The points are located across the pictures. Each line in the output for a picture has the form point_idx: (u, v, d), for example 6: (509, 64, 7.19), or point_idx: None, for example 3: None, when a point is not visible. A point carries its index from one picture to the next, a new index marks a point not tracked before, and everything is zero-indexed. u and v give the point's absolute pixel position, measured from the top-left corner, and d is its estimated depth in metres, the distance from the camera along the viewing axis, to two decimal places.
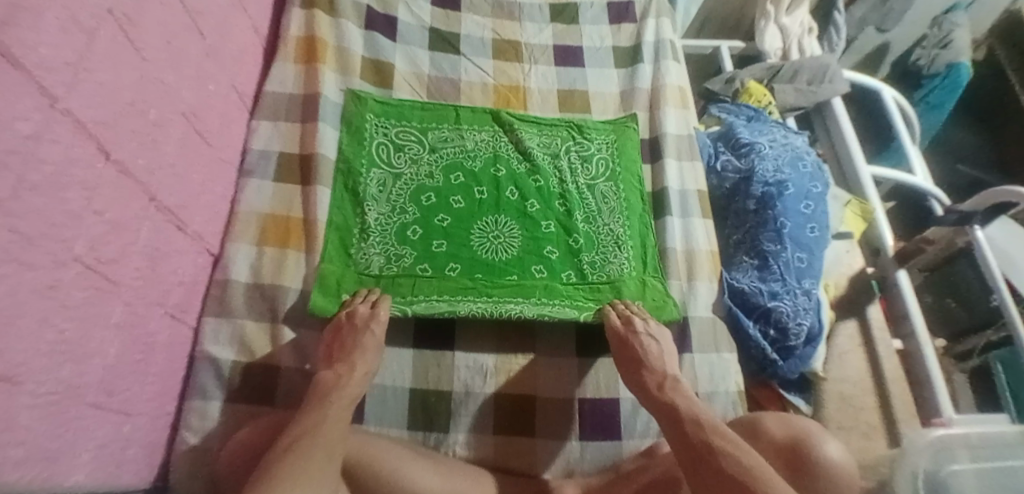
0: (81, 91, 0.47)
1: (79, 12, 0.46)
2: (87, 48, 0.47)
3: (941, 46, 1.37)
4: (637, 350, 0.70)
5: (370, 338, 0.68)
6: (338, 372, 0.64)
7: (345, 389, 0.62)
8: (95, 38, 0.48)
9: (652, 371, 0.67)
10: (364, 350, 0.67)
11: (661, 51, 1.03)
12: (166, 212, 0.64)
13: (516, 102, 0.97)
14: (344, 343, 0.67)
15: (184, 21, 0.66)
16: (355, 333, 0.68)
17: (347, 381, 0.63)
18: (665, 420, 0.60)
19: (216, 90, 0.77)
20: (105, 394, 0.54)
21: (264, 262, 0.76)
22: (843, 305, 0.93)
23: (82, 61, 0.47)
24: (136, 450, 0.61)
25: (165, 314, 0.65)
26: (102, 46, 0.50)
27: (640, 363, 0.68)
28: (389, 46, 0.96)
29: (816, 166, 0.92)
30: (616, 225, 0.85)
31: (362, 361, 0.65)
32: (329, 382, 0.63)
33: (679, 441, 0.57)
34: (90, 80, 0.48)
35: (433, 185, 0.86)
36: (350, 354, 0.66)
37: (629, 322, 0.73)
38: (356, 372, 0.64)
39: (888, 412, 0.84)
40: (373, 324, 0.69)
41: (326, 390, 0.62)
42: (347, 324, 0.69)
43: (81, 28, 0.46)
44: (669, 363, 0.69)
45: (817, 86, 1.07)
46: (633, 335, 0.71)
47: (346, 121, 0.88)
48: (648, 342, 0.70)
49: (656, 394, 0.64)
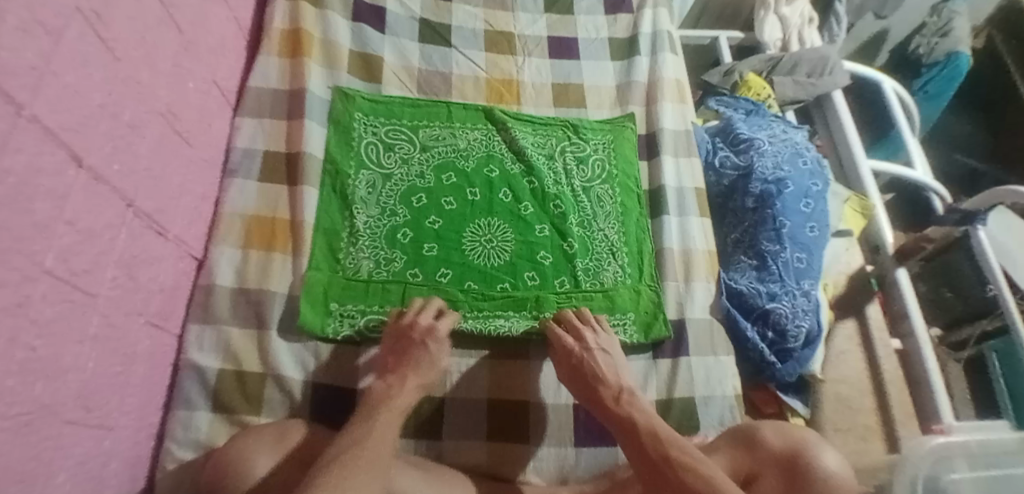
0: (47, 95, 0.44)
1: (43, 11, 0.43)
2: (52, 49, 0.44)
3: (940, 35, 1.34)
4: (592, 367, 0.67)
5: (429, 355, 0.67)
6: (390, 383, 0.64)
7: (396, 401, 0.62)
8: (61, 39, 0.45)
9: (607, 385, 0.65)
10: (418, 363, 0.66)
11: (658, 42, 1.00)
12: (145, 218, 0.62)
13: (509, 96, 0.94)
14: (401, 354, 0.67)
15: (158, 15, 0.63)
16: (419, 346, 0.67)
17: (398, 394, 0.63)
18: (626, 435, 0.60)
19: (195, 87, 0.73)
20: (83, 409, 0.52)
21: (249, 265, 0.74)
22: (842, 305, 0.93)
23: (48, 64, 0.44)
24: (118, 465, 0.60)
25: (146, 323, 0.63)
26: (69, 46, 0.47)
27: (594, 380, 0.66)
28: (378, 39, 0.93)
29: (816, 162, 0.90)
30: (611, 230, 0.84)
31: (417, 377, 0.65)
32: (381, 393, 0.63)
33: (642, 461, 0.58)
34: (56, 83, 0.45)
35: (424, 186, 0.83)
36: (404, 367, 0.66)
37: (579, 338, 0.70)
38: (408, 385, 0.64)
39: (886, 414, 0.84)
40: (435, 341, 0.68)
41: (378, 401, 0.62)
42: (409, 336, 0.68)
43: (46, 28, 0.43)
44: (623, 374, 0.68)
45: (818, 78, 1.04)
46: (586, 354, 0.68)
47: (334, 119, 0.85)
48: (601, 356, 0.68)
49: (614, 410, 0.63)
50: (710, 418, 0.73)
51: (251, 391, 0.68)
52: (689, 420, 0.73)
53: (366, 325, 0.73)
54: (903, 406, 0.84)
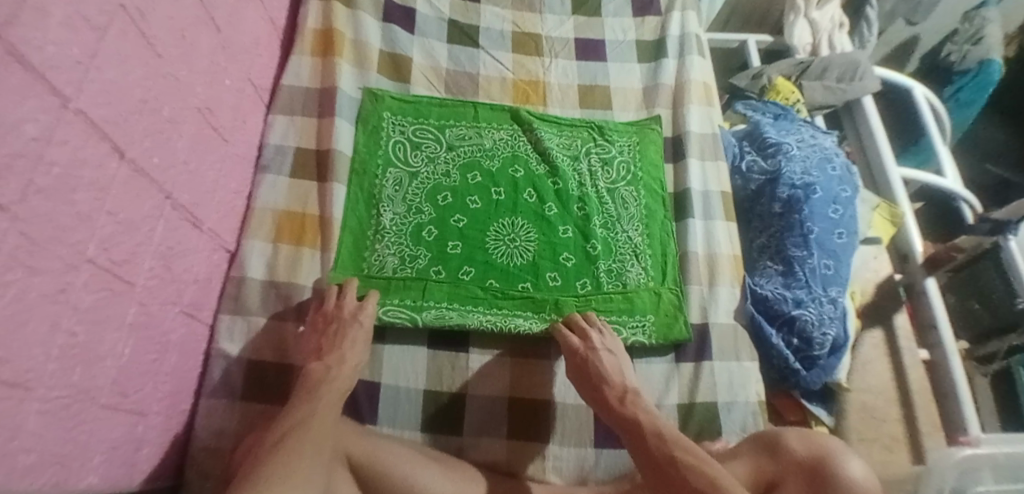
0: (91, 90, 0.45)
1: (89, 8, 0.45)
2: (97, 46, 0.46)
3: (972, 42, 1.31)
4: (597, 367, 0.68)
5: (359, 328, 0.68)
6: (328, 363, 0.63)
7: (336, 381, 0.62)
8: (106, 36, 0.47)
9: (612, 385, 0.66)
10: (354, 342, 0.66)
11: (686, 45, 1.00)
12: (181, 211, 0.63)
13: (535, 97, 0.95)
14: (333, 336, 0.66)
15: (197, 14, 0.65)
16: (349, 325, 0.68)
17: (337, 373, 0.63)
18: (628, 433, 0.60)
19: (231, 85, 0.75)
20: (118, 394, 0.54)
21: (278, 259, 0.75)
22: (870, 313, 0.91)
23: (93, 60, 0.46)
24: (151, 449, 0.62)
25: (180, 312, 0.65)
26: (113, 43, 0.48)
27: (598, 379, 0.67)
28: (407, 39, 0.94)
29: (844, 169, 0.89)
30: (634, 232, 0.84)
31: (352, 354, 0.65)
32: (320, 375, 0.62)
33: (646, 461, 0.57)
34: (100, 78, 0.47)
35: (449, 185, 0.84)
36: (339, 346, 0.65)
37: (585, 338, 0.71)
38: (346, 365, 0.64)
39: (912, 425, 0.82)
40: (362, 319, 0.69)
41: (317, 382, 0.61)
42: (339, 317, 0.68)
43: (92, 25, 0.45)
44: (628, 376, 0.68)
45: (847, 83, 1.03)
46: (591, 353, 0.69)
47: (363, 118, 0.86)
48: (606, 357, 0.69)
49: (618, 410, 0.63)
50: (733, 423, 0.73)
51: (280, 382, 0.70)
52: (709, 425, 0.72)
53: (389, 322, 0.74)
54: (929, 418, 0.82)
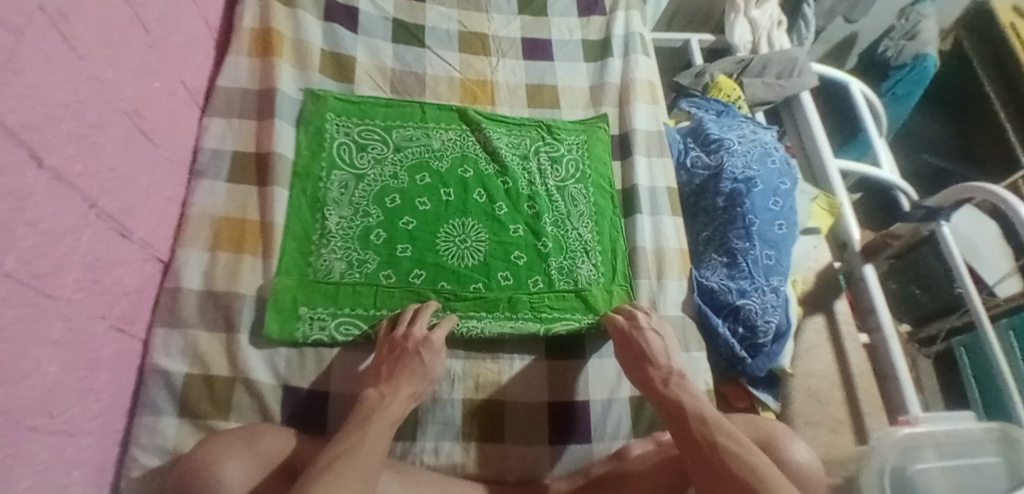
0: (10, 94, 0.42)
1: (7, 8, 0.42)
2: (15, 48, 0.43)
3: (908, 38, 1.38)
4: (642, 345, 0.69)
5: (422, 364, 0.66)
6: (382, 393, 0.63)
7: (388, 412, 0.61)
8: (25, 37, 0.44)
9: (657, 367, 0.66)
10: (410, 374, 0.65)
11: (631, 44, 1.02)
12: (109, 220, 0.60)
13: (483, 97, 0.94)
14: (395, 365, 0.66)
15: (123, 13, 0.62)
16: (408, 358, 0.66)
17: (391, 404, 0.62)
18: (669, 413, 0.61)
19: (162, 86, 0.72)
20: (45, 416, 0.51)
21: (217, 268, 0.72)
22: (811, 300, 0.94)
23: (11, 63, 0.43)
24: (83, 472, 0.58)
25: (110, 327, 0.62)
26: (32, 44, 0.46)
27: (644, 358, 0.68)
28: (350, 39, 0.92)
29: (784, 162, 0.92)
30: (584, 229, 0.84)
31: (409, 387, 0.64)
32: (375, 404, 0.62)
33: (684, 441, 0.58)
34: (18, 82, 0.44)
35: (398, 186, 0.83)
36: (396, 377, 0.65)
37: (635, 318, 0.72)
38: (401, 397, 0.63)
39: (855, 407, 0.86)
40: (426, 353, 0.67)
41: (369, 413, 0.60)
42: (400, 347, 0.68)
43: (11, 25, 0.42)
44: (674, 359, 0.68)
45: (786, 80, 1.06)
46: (639, 331, 0.70)
47: (305, 121, 0.84)
48: (655, 338, 0.69)
49: (662, 391, 0.63)
50: None
51: (220, 394, 0.67)
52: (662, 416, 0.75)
53: (336, 328, 0.72)
54: (870, 399, 0.86)
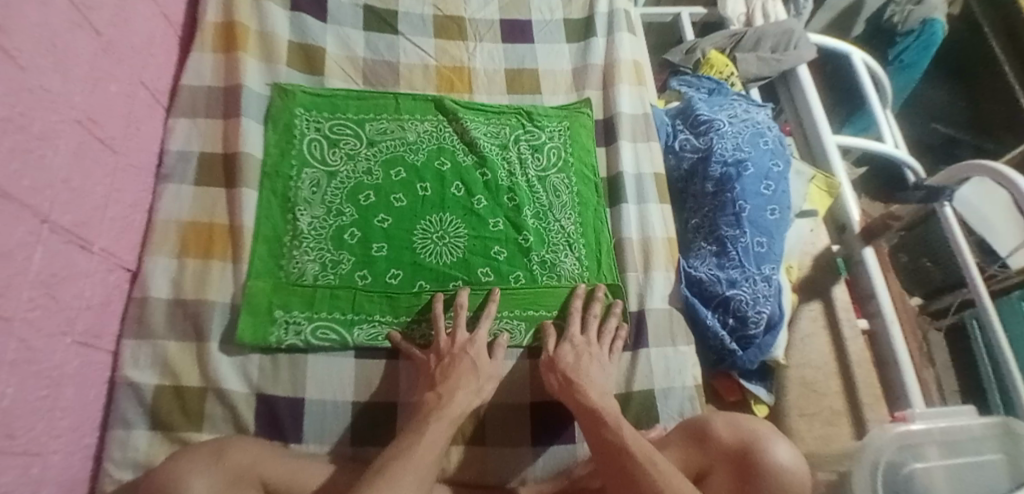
0: None
1: None
2: None
3: (915, 2, 1.31)
4: (587, 369, 0.67)
5: (471, 363, 0.67)
6: (440, 393, 0.63)
7: (448, 409, 0.61)
8: None
9: (594, 386, 0.65)
10: (465, 374, 0.65)
11: (615, 22, 0.96)
12: (64, 233, 0.58)
13: (460, 85, 0.90)
14: (446, 370, 0.66)
15: (71, 17, 0.58)
16: (461, 359, 0.67)
17: (449, 402, 0.62)
18: (590, 424, 0.61)
19: (117, 88, 0.69)
20: (6, 438, 0.49)
21: (185, 275, 0.70)
22: (806, 287, 0.91)
23: None
24: (51, 490, 0.57)
25: (73, 343, 0.60)
26: None
27: (583, 376, 0.66)
28: (319, 28, 0.88)
29: (778, 142, 0.87)
30: (567, 221, 0.81)
31: (467, 386, 0.64)
32: (432, 405, 0.62)
33: (606, 455, 0.58)
34: None
35: (372, 183, 0.80)
36: (451, 378, 0.65)
37: (588, 340, 0.70)
38: (458, 397, 0.63)
39: (853, 397, 0.83)
40: (477, 354, 0.68)
41: (428, 413, 0.61)
42: (449, 353, 0.67)
43: None
44: (609, 375, 0.68)
45: (782, 54, 1.01)
46: (587, 355, 0.68)
47: (273, 117, 0.81)
48: (597, 364, 0.68)
49: (595, 403, 0.62)
50: (669, 410, 0.72)
51: (191, 405, 0.65)
52: (647, 413, 0.71)
53: (313, 333, 0.71)
54: (870, 389, 0.83)
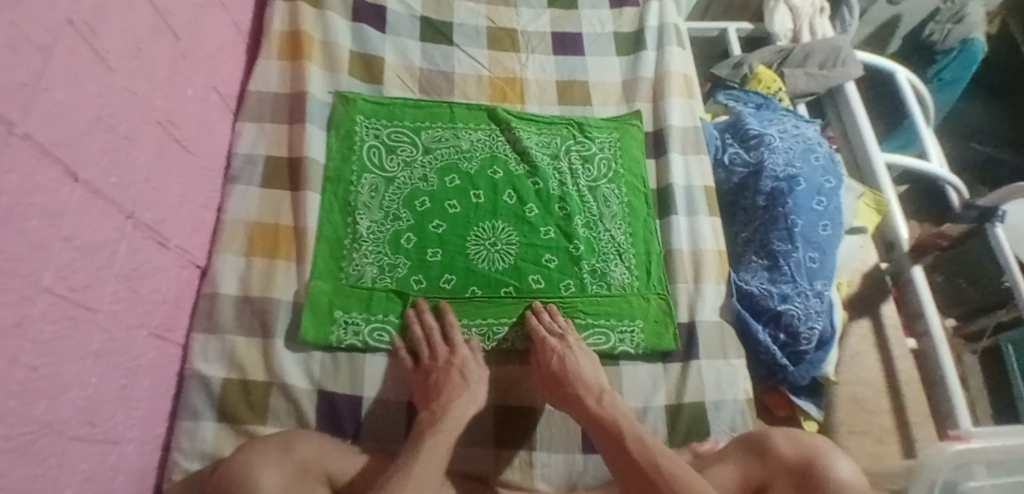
0: (40, 113, 0.42)
1: (34, 28, 0.41)
2: (44, 66, 0.42)
3: (954, 21, 1.29)
4: (575, 369, 0.68)
5: (458, 377, 0.68)
6: (435, 410, 0.65)
7: (441, 424, 0.63)
8: (53, 55, 0.44)
9: (589, 387, 0.67)
10: (456, 387, 0.67)
11: (665, 35, 0.98)
12: (145, 230, 0.61)
13: (512, 95, 0.92)
14: (436, 385, 0.68)
15: (153, 23, 0.61)
16: (448, 373, 0.68)
17: (443, 416, 0.64)
18: (596, 430, 0.63)
19: (193, 93, 0.72)
20: (86, 424, 0.51)
21: (252, 273, 0.73)
22: (856, 303, 0.90)
23: (41, 82, 0.42)
24: (125, 477, 0.59)
25: (149, 335, 0.63)
26: (61, 62, 0.45)
27: (576, 379, 0.67)
28: (378, 38, 0.91)
29: (828, 158, 0.88)
30: (617, 231, 0.82)
31: (458, 397, 0.66)
32: (427, 422, 0.64)
33: (619, 462, 0.60)
34: (49, 100, 0.43)
35: (427, 189, 0.82)
36: (443, 393, 0.66)
37: (563, 339, 0.71)
38: (451, 410, 0.65)
39: (902, 416, 0.82)
40: (463, 364, 0.69)
41: (424, 430, 0.62)
42: (435, 368, 0.69)
43: (38, 46, 0.42)
44: (600, 374, 0.70)
45: (829, 70, 1.01)
46: (574, 356, 0.69)
47: (335, 124, 0.84)
48: (587, 362, 0.70)
49: (596, 411, 0.64)
50: (721, 423, 0.72)
51: (257, 399, 0.68)
52: (698, 425, 0.72)
53: (370, 334, 0.72)
54: (919, 408, 0.82)
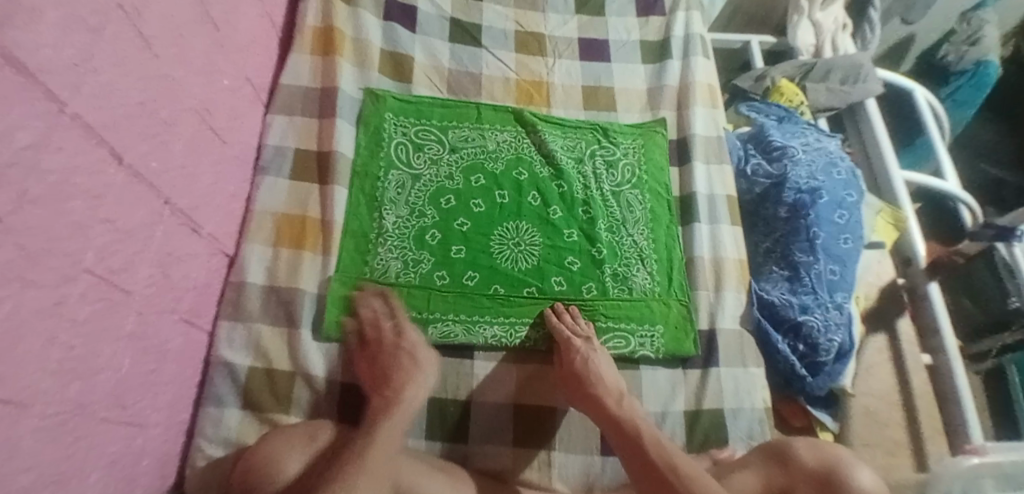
0: (86, 94, 0.42)
1: (84, 9, 0.41)
2: (92, 48, 0.43)
3: (970, 43, 1.30)
4: (596, 370, 0.69)
5: (411, 359, 0.68)
6: (387, 394, 0.64)
7: (395, 408, 0.63)
8: (101, 38, 0.44)
9: (608, 389, 0.67)
10: (408, 369, 0.67)
11: (690, 45, 0.99)
12: (179, 216, 0.61)
13: (538, 98, 0.93)
14: (387, 368, 0.67)
15: (194, 13, 0.62)
16: (399, 356, 0.68)
17: (396, 399, 0.64)
18: (616, 434, 0.64)
19: (228, 84, 0.73)
20: (115, 407, 0.51)
21: (279, 263, 0.74)
22: (873, 317, 0.91)
23: (88, 63, 0.42)
24: (150, 462, 0.59)
25: (179, 320, 0.63)
26: (109, 45, 0.45)
27: (596, 381, 0.68)
28: (408, 37, 0.92)
29: (850, 172, 0.89)
30: (639, 236, 0.83)
31: (410, 381, 0.66)
32: (381, 407, 0.63)
33: (637, 465, 0.60)
34: (96, 81, 0.43)
35: (453, 187, 0.83)
36: (394, 376, 0.66)
37: (587, 341, 0.72)
38: (405, 393, 0.64)
39: (915, 430, 0.82)
40: (412, 346, 0.69)
41: (378, 414, 0.62)
42: (383, 352, 0.68)
43: (87, 27, 0.42)
44: (619, 378, 0.70)
45: (851, 86, 1.02)
46: (596, 358, 0.70)
47: (364, 119, 0.85)
48: (607, 364, 0.71)
49: (615, 413, 0.65)
50: (738, 430, 0.73)
51: (280, 388, 0.68)
52: (716, 432, 0.72)
53: None
54: (932, 424, 0.82)
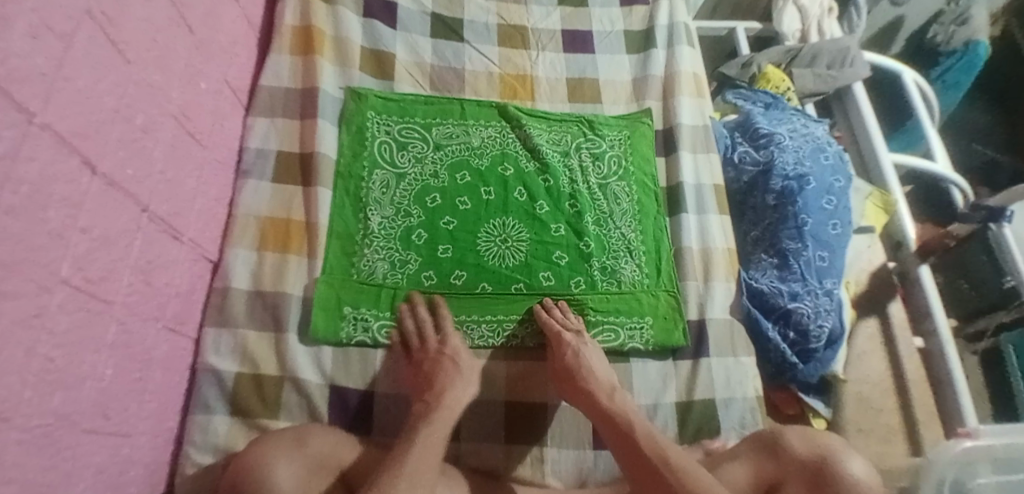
0: (59, 102, 0.41)
1: (53, 15, 0.40)
2: (64, 55, 0.42)
3: (958, 23, 1.29)
4: (588, 364, 0.68)
5: (455, 367, 0.68)
6: (428, 401, 0.64)
7: (435, 413, 0.62)
8: (73, 44, 0.43)
9: (599, 383, 0.67)
10: (448, 375, 0.67)
11: (675, 34, 0.98)
12: (160, 223, 0.60)
13: (523, 92, 0.93)
14: (431, 374, 0.67)
15: (170, 16, 0.61)
16: (439, 362, 0.68)
17: (437, 405, 0.63)
18: (610, 429, 0.63)
19: (206, 87, 0.72)
20: (101, 417, 0.51)
21: (264, 268, 0.73)
22: (864, 303, 0.91)
23: (60, 70, 0.42)
24: (138, 471, 0.59)
25: (163, 328, 0.62)
26: (80, 51, 0.44)
27: (588, 375, 0.67)
28: (389, 35, 0.91)
29: (837, 157, 0.88)
30: (628, 229, 0.82)
31: (453, 387, 0.66)
32: (422, 414, 0.63)
33: (630, 459, 0.60)
34: (69, 89, 0.43)
35: (438, 185, 0.82)
36: (436, 384, 0.66)
37: (578, 336, 0.71)
38: (447, 398, 0.64)
39: (909, 415, 0.82)
40: (454, 352, 0.70)
41: (419, 421, 0.62)
42: (427, 359, 0.69)
43: (58, 33, 0.41)
44: (610, 372, 0.70)
45: (838, 70, 1.02)
46: (587, 352, 0.69)
47: (346, 120, 0.84)
48: (598, 358, 0.70)
49: (606, 406, 0.65)
50: (731, 420, 0.73)
51: (269, 393, 0.68)
52: (708, 422, 0.72)
53: (380, 331, 0.73)
54: (925, 407, 0.82)
